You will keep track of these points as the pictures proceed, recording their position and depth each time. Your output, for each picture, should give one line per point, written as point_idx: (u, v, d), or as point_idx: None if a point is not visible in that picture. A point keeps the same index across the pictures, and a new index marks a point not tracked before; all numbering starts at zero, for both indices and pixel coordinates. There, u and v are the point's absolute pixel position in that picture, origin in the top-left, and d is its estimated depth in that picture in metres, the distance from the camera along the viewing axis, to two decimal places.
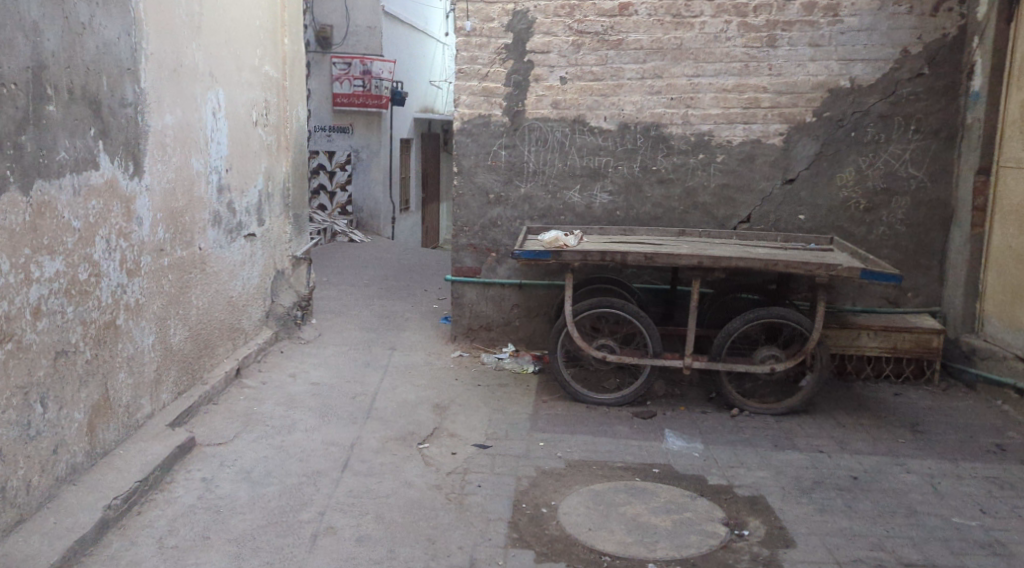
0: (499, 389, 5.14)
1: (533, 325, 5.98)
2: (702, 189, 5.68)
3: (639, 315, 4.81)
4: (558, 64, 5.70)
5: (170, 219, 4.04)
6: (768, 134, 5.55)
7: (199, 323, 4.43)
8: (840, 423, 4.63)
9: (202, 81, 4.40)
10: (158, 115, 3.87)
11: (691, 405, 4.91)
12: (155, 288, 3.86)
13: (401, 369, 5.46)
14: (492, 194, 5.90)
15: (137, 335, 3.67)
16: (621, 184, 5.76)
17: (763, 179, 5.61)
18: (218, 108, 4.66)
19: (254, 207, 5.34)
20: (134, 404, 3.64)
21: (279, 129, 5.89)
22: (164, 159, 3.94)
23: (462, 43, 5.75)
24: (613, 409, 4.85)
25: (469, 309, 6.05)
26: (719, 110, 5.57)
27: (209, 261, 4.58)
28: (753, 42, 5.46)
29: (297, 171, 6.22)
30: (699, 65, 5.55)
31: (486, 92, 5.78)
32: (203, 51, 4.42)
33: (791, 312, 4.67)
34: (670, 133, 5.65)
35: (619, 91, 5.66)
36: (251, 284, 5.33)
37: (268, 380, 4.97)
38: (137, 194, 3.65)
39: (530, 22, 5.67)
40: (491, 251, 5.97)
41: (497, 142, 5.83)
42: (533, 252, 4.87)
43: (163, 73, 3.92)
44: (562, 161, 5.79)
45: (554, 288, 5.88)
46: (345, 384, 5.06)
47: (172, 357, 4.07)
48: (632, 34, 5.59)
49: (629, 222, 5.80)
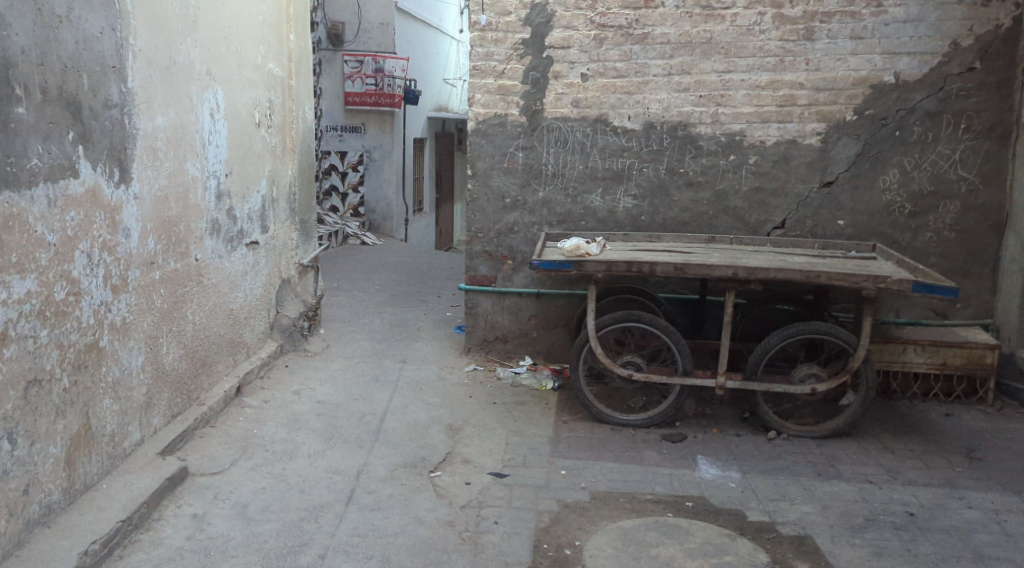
0: (516, 408, 4.81)
1: (552, 336, 5.64)
2: (733, 192, 5.32)
3: (669, 330, 4.47)
4: (579, 59, 5.35)
5: (162, 229, 3.74)
6: (805, 134, 5.18)
7: (196, 340, 4.14)
8: (888, 449, 4.26)
9: (198, 79, 4.10)
10: (149, 117, 3.57)
11: (723, 427, 4.56)
12: (145, 305, 3.56)
13: (412, 385, 5.14)
14: (509, 199, 5.56)
15: (124, 357, 3.37)
16: (647, 187, 5.41)
17: (800, 182, 5.24)
18: (216, 109, 4.35)
19: (257, 214, 5.04)
20: (120, 432, 3.35)
21: (284, 130, 5.60)
22: (155, 164, 3.64)
23: (477, 38, 5.41)
24: (640, 431, 4.51)
25: (483, 320, 5.73)
26: (752, 108, 5.21)
27: (207, 273, 4.28)
28: (789, 35, 5.10)
29: (303, 174, 5.91)
30: (731, 60, 5.19)
31: (502, 91, 5.44)
32: (201, 48, 4.12)
33: (835, 328, 4.31)
34: (699, 133, 5.29)
35: (645, 89, 5.30)
36: (254, 296, 5.03)
37: (271, 398, 4.67)
38: (123, 203, 3.35)
39: (549, 16, 5.32)
40: (507, 259, 5.64)
41: (515, 143, 5.50)
42: (552, 262, 4.51)
43: (154, 71, 3.62)
44: (583, 163, 5.45)
45: (574, 298, 5.53)
46: (353, 402, 4.75)
47: (165, 378, 3.78)
48: (658, 27, 5.24)
49: (654, 228, 5.45)
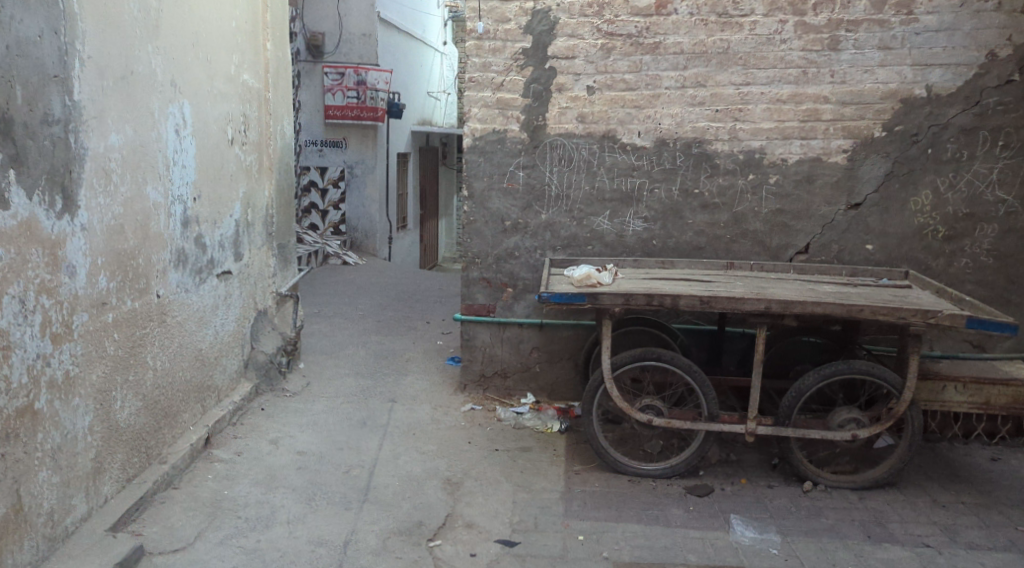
0: (521, 457, 4.32)
1: (557, 371, 5.16)
2: (752, 215, 4.90)
3: (692, 369, 4.01)
4: (584, 71, 4.91)
5: (117, 264, 3.22)
6: (830, 151, 4.77)
7: (156, 390, 3.60)
8: (939, 504, 3.84)
9: (160, 91, 3.59)
10: (100, 135, 3.05)
11: (753, 477, 4.10)
12: (95, 353, 3.03)
13: (404, 429, 4.64)
14: (509, 222, 5.10)
15: (67, 419, 2.84)
16: (658, 210, 4.97)
17: (824, 204, 4.83)
18: (182, 125, 3.84)
19: (229, 240, 4.53)
20: (60, 508, 2.82)
21: (261, 147, 5.09)
22: (108, 190, 3.12)
23: (474, 47, 4.96)
24: (660, 482, 4.04)
25: (481, 353, 5.25)
26: (773, 123, 4.79)
27: (171, 311, 3.75)
28: (813, 45, 4.68)
29: (281, 195, 5.42)
30: (749, 72, 4.77)
31: (501, 104, 4.99)
32: (163, 56, 3.61)
33: (877, 367, 3.86)
34: (715, 151, 4.87)
35: (656, 103, 4.87)
36: (225, 332, 4.51)
37: (244, 450, 4.14)
38: (67, 236, 2.83)
39: (552, 23, 4.88)
40: (506, 287, 5.17)
41: (514, 162, 5.04)
42: (564, 294, 4.02)
43: (107, 82, 3.10)
44: (590, 183, 5.00)
45: (581, 329, 5.07)
46: (337, 452, 4.24)
47: (119, 438, 3.25)
48: (671, 36, 4.81)
49: (667, 253, 5.01)
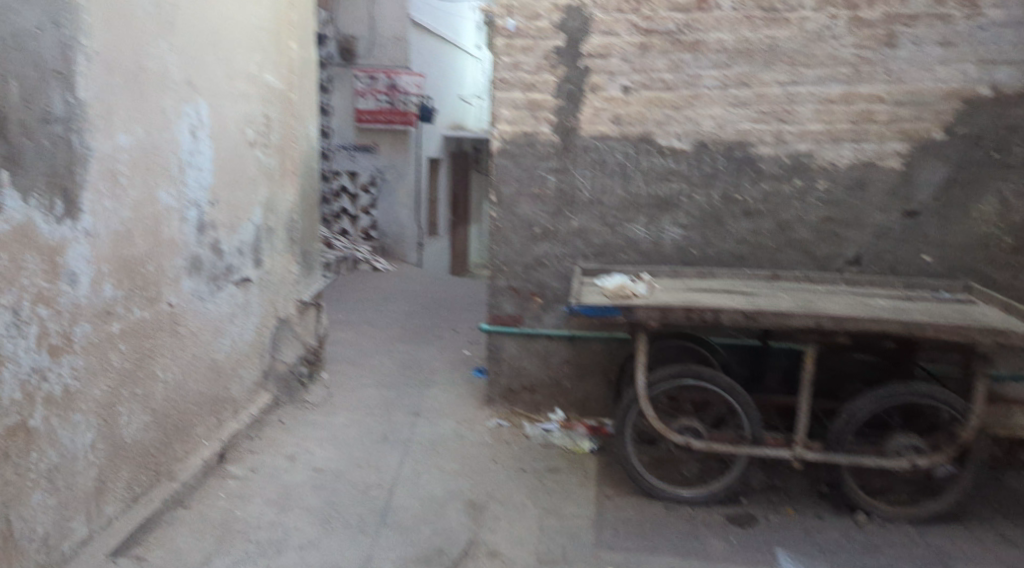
0: (549, 479, 4.07)
1: (588, 387, 4.90)
2: (798, 222, 4.60)
3: (734, 389, 3.74)
4: (620, 70, 4.67)
5: (124, 271, 3.05)
6: (884, 156, 4.45)
7: (167, 404, 3.44)
8: (1008, 542, 3.50)
9: (175, 90, 3.43)
10: (107, 135, 2.89)
11: (799, 506, 3.80)
12: (99, 366, 2.86)
13: (426, 445, 4.42)
14: (538, 228, 4.86)
15: (67, 437, 2.67)
16: (697, 217, 4.70)
17: (877, 211, 4.51)
18: (199, 126, 3.69)
19: (249, 246, 4.37)
20: (57, 533, 2.64)
21: (284, 150, 4.93)
22: (115, 193, 2.96)
23: (504, 46, 4.75)
24: (699, 510, 3.76)
25: (508, 366, 5.02)
26: (821, 125, 4.49)
27: (184, 321, 3.59)
28: (867, 41, 4.38)
29: (305, 200, 5.26)
30: (797, 71, 4.48)
31: (532, 105, 4.77)
32: (178, 53, 3.45)
33: (939, 390, 3.54)
34: (760, 154, 4.58)
35: (696, 104, 4.60)
36: (243, 341, 4.35)
37: (260, 466, 3.96)
38: (68, 242, 2.66)
39: (586, 20, 4.65)
40: (536, 297, 4.93)
41: (545, 166, 4.81)
42: (596, 306, 3.76)
43: (115, 79, 2.93)
44: (625, 188, 4.75)
45: (614, 342, 4.79)
46: (356, 469, 4.04)
47: (125, 455, 3.08)
48: (713, 33, 4.54)
49: (706, 263, 4.73)
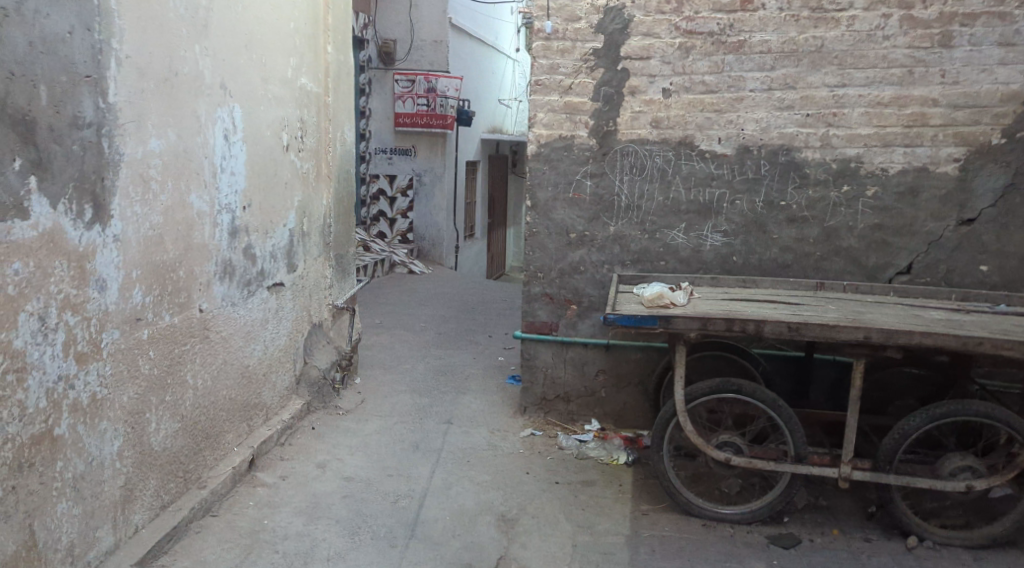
0: (583, 492, 3.96)
1: (624, 397, 4.78)
2: (846, 230, 4.41)
3: (778, 405, 3.57)
4: (660, 72, 4.54)
5: (153, 277, 3.05)
6: (938, 161, 4.25)
7: (196, 410, 3.43)
8: None
9: (208, 94, 3.41)
10: (139, 140, 2.88)
11: (846, 527, 3.62)
12: (126, 373, 2.85)
13: (458, 455, 4.35)
14: (574, 234, 4.76)
15: (92, 445, 2.66)
16: (739, 223, 4.54)
17: (930, 219, 4.30)
18: (232, 130, 3.67)
19: (282, 251, 4.36)
20: (83, 542, 2.63)
21: (319, 153, 4.90)
22: (146, 198, 2.95)
23: (541, 48, 4.66)
24: (739, 529, 3.61)
25: (542, 375, 4.92)
26: (871, 129, 4.30)
27: (215, 326, 3.58)
28: (922, 41, 4.18)
29: (340, 204, 5.24)
30: (846, 72, 4.30)
31: (569, 109, 4.66)
32: (211, 57, 3.43)
33: (998, 409, 3.33)
34: (805, 159, 4.40)
35: (739, 106, 4.45)
36: (276, 347, 4.33)
37: (290, 474, 3.94)
38: (97, 248, 2.65)
39: (626, 21, 4.54)
40: (571, 304, 4.82)
41: (582, 170, 4.70)
42: (634, 316, 3.60)
43: (147, 84, 2.92)
44: (664, 194, 4.62)
45: (651, 351, 4.67)
46: (386, 479, 3.98)
47: (153, 462, 3.07)
48: (758, 33, 4.38)
49: (748, 271, 4.57)
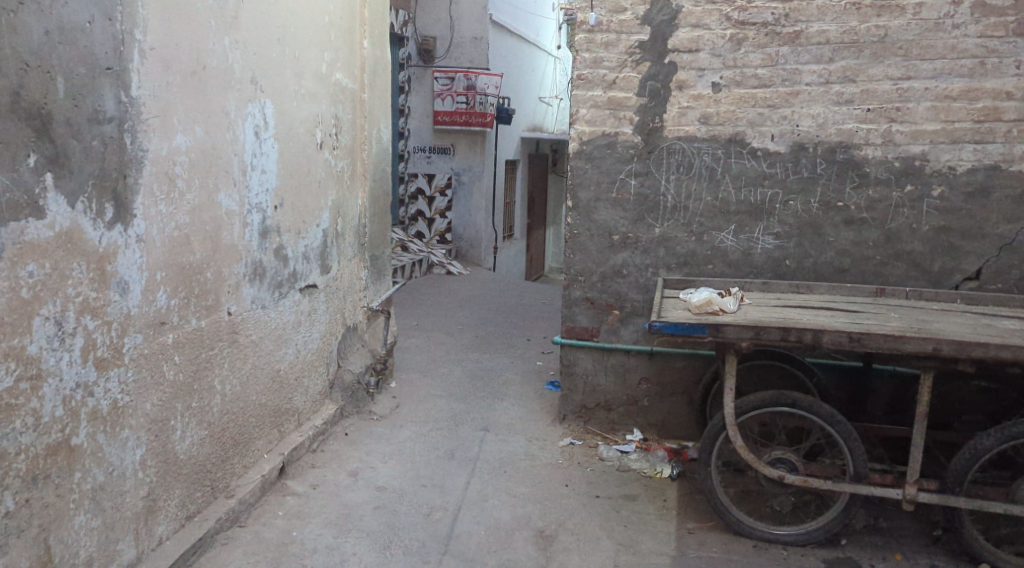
0: (624, 508, 3.76)
1: (668, 407, 4.56)
2: (909, 232, 4.12)
3: (836, 420, 3.32)
4: (709, 65, 4.31)
5: (179, 279, 2.95)
6: (1012, 158, 3.93)
7: (223, 416, 3.34)
8: None
9: (237, 89, 3.30)
10: (163, 136, 2.78)
11: (910, 552, 3.35)
12: (150, 380, 2.78)
13: (494, 465, 4.19)
14: (617, 236, 4.55)
15: (112, 454, 2.57)
16: (793, 225, 4.28)
17: (1002, 221, 3.99)
18: (263, 126, 3.56)
19: (316, 251, 4.24)
20: (102, 556, 2.54)
21: (355, 151, 4.78)
22: (171, 197, 2.85)
23: (584, 41, 4.47)
24: (794, 552, 3.37)
25: (582, 382, 4.72)
26: (938, 124, 4.01)
27: (243, 329, 3.47)
28: (995, 29, 3.88)
29: (376, 203, 5.12)
30: (911, 64, 4.01)
31: (613, 104, 4.46)
32: (241, 51, 3.32)
33: None
34: (865, 157, 4.13)
35: (794, 101, 4.20)
36: (308, 350, 4.22)
37: (320, 483, 3.83)
38: (118, 249, 2.55)
39: (673, 13, 4.33)
40: (613, 309, 4.62)
41: (626, 169, 4.49)
42: (680, 324, 3.38)
43: (173, 77, 2.82)
44: (712, 193, 4.38)
45: (697, 360, 4.45)
46: (420, 489, 3.84)
47: (176, 471, 2.99)
48: (815, 23, 4.13)
49: (802, 275, 4.30)
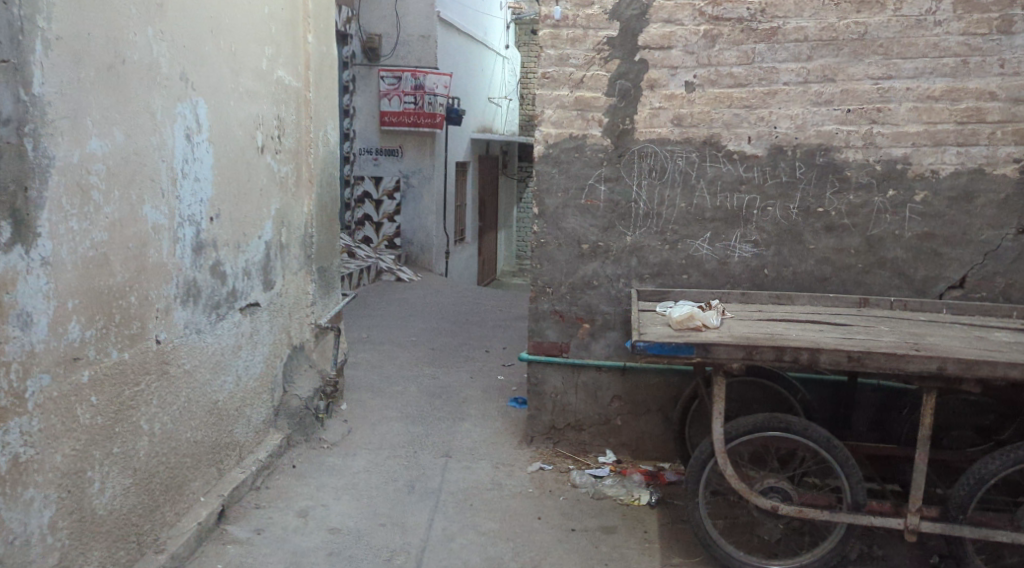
0: (604, 543, 3.47)
1: (642, 426, 4.30)
2: (891, 239, 3.94)
3: (832, 445, 3.08)
4: (682, 63, 4.05)
5: (97, 306, 2.53)
6: (996, 161, 3.78)
7: (152, 460, 2.92)
8: None
9: (164, 86, 2.88)
10: (75, 141, 2.35)
11: None
12: (60, 428, 2.36)
13: (459, 497, 3.85)
14: (587, 245, 4.26)
15: (12, 521, 2.16)
16: (772, 232, 4.06)
17: (986, 227, 3.84)
18: (195, 129, 3.14)
19: (258, 266, 3.83)
20: None
21: (299, 155, 4.37)
22: (85, 212, 2.43)
23: (549, 37, 4.16)
24: None
25: (551, 401, 4.42)
26: (921, 126, 3.83)
27: (175, 359, 3.05)
28: (978, 27, 3.71)
29: (324, 211, 4.71)
30: (892, 62, 3.82)
31: (581, 104, 4.17)
32: (169, 42, 2.90)
33: None
34: (846, 160, 3.93)
35: (771, 102, 3.98)
36: (250, 376, 3.81)
37: (266, 527, 3.44)
38: (18, 275, 2.12)
39: (644, 7, 4.06)
40: (583, 322, 4.32)
41: (595, 174, 4.20)
42: (665, 345, 3.09)
43: (85, 72, 2.40)
44: (686, 199, 4.13)
45: (672, 375, 4.20)
46: (378, 530, 3.49)
47: (95, 529, 2.57)
48: (792, 19, 3.91)
49: (782, 285, 4.09)
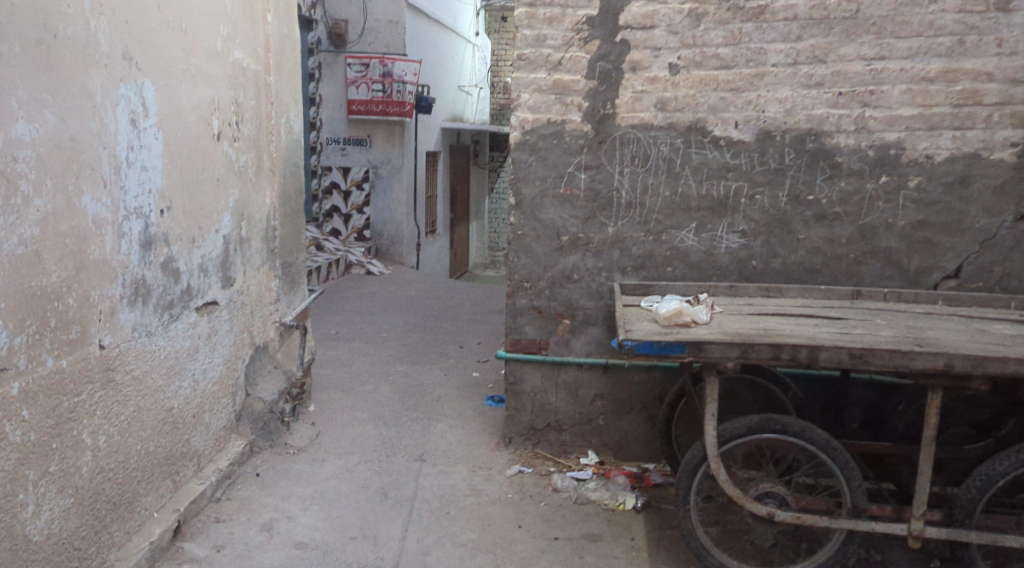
0: (589, 552, 3.27)
1: (626, 425, 4.12)
2: (884, 228, 3.79)
3: (831, 448, 2.90)
4: (666, 44, 3.85)
5: (28, 309, 2.25)
6: (993, 145, 3.64)
7: (96, 477, 2.65)
8: None
9: (104, 65, 2.60)
10: None
11: None
12: None
13: (434, 505, 3.63)
14: (566, 236, 4.05)
15: None
16: (760, 221, 3.88)
17: (983, 214, 3.70)
18: (141, 113, 2.86)
19: (215, 262, 3.55)
20: None
21: (259, 142, 4.09)
22: (12, 204, 2.15)
23: (525, 16, 3.92)
24: None
25: (531, 401, 4.21)
26: (915, 109, 3.67)
27: (122, 365, 2.78)
28: (975, 4, 3.56)
29: (287, 202, 4.44)
30: (885, 42, 3.65)
31: (559, 88, 3.94)
32: (109, 17, 2.62)
33: None
34: (837, 146, 3.76)
35: (759, 84, 3.79)
36: (209, 380, 3.53)
37: (227, 543, 3.18)
38: None
39: None
40: (563, 318, 4.11)
41: (575, 161, 3.99)
42: (654, 344, 2.87)
43: (10, 46, 2.12)
44: (671, 187, 3.94)
45: (657, 372, 4.02)
46: (349, 543, 3.25)
47: (29, 558, 2.30)
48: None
49: (771, 277, 3.91)
